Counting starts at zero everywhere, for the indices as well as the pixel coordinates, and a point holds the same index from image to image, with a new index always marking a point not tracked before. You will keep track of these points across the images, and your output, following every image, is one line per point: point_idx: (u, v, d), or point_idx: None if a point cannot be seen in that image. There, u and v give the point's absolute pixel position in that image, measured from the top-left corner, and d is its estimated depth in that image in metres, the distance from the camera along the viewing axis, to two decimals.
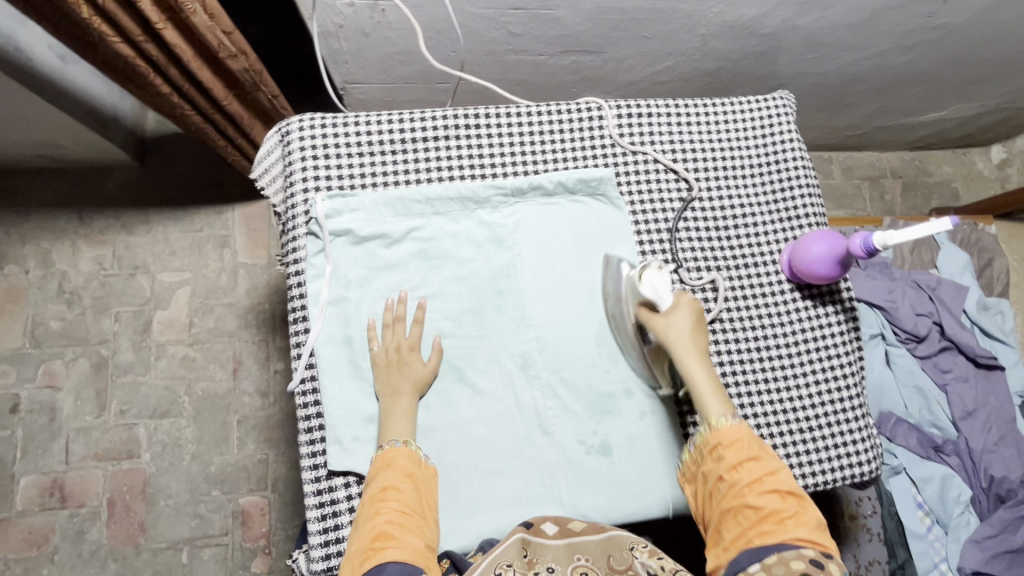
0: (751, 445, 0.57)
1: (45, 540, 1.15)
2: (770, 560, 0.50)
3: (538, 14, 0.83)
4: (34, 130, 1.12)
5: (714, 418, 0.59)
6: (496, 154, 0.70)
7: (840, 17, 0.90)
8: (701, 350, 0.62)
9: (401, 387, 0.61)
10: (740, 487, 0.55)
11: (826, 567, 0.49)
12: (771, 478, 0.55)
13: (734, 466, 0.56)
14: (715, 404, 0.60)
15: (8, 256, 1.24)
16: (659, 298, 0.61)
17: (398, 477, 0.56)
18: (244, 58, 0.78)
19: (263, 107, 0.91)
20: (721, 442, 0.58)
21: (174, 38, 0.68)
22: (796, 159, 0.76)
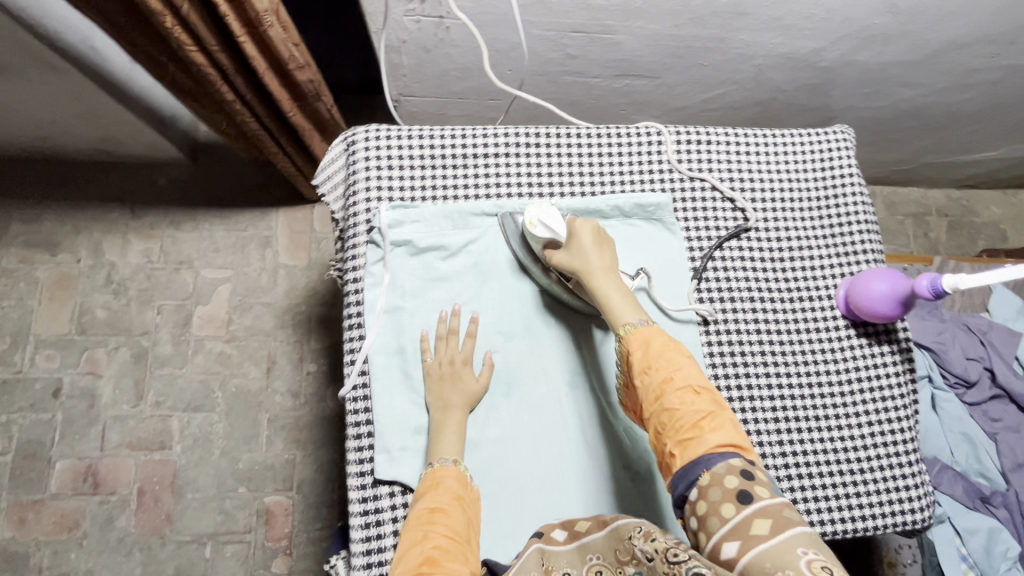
0: (658, 343, 0.55)
1: (74, 525, 1.17)
2: (704, 480, 0.47)
3: (598, 38, 0.84)
4: (98, 125, 1.16)
5: (622, 328, 0.58)
6: (553, 174, 0.71)
7: (899, 53, 0.90)
8: (606, 265, 0.62)
9: (452, 400, 0.62)
10: (654, 394, 0.53)
11: (754, 473, 0.47)
12: (681, 377, 0.53)
13: (643, 372, 0.55)
14: (625, 311, 0.59)
15: (61, 244, 1.28)
16: (553, 232, 0.63)
17: (446, 499, 0.54)
18: (310, 70, 0.80)
19: (322, 117, 0.92)
20: (630, 350, 0.56)
21: (250, 51, 0.70)
22: (856, 193, 0.75)
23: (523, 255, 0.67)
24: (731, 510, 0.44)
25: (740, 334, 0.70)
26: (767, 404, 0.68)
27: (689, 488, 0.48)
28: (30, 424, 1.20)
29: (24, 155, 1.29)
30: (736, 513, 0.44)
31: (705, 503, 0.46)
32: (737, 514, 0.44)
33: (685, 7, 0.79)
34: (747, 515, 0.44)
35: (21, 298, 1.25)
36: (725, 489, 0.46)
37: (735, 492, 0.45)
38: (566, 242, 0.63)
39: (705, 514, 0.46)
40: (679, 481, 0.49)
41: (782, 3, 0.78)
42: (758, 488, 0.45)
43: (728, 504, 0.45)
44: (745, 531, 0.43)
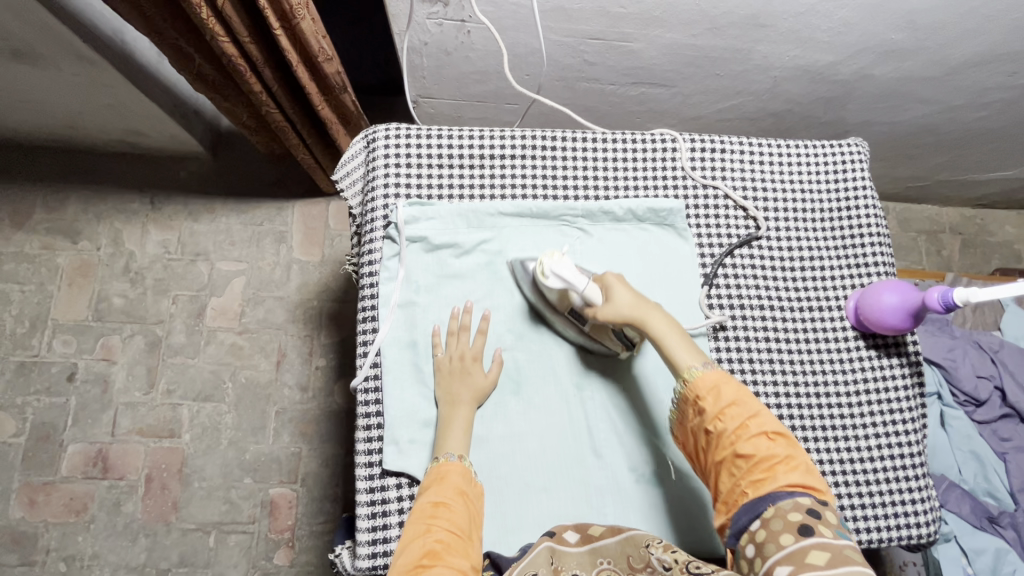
0: (730, 387, 0.56)
1: (83, 508, 1.19)
2: (768, 513, 0.49)
3: (617, 46, 0.85)
4: (124, 117, 1.19)
5: (687, 372, 0.58)
6: (568, 177, 0.72)
7: (916, 69, 0.90)
8: (649, 304, 0.62)
9: (461, 395, 0.63)
10: (727, 437, 0.54)
11: (822, 512, 0.48)
12: (755, 422, 0.54)
13: (716, 417, 0.55)
14: (687, 355, 0.59)
15: (83, 232, 1.31)
16: (570, 286, 0.62)
17: (449, 494, 0.54)
18: (337, 63, 0.81)
19: (346, 110, 0.93)
20: (699, 395, 0.56)
21: (282, 44, 0.73)
22: (869, 205, 0.76)
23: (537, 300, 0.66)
24: (791, 540, 0.46)
25: (749, 341, 0.70)
26: (773, 412, 0.68)
27: (752, 520, 0.50)
28: (45, 407, 1.23)
29: (51, 144, 1.32)
30: (794, 543, 0.46)
31: (765, 532, 0.48)
32: (795, 543, 0.46)
33: (705, 17, 0.80)
34: (807, 546, 0.45)
35: (42, 284, 1.28)
36: (788, 522, 0.48)
37: (798, 525, 0.47)
38: (610, 290, 0.62)
39: (763, 541, 0.48)
40: (743, 514, 0.51)
41: (801, 16, 0.79)
42: (824, 526, 0.47)
43: (787, 534, 0.47)
44: (800, 559, 0.45)
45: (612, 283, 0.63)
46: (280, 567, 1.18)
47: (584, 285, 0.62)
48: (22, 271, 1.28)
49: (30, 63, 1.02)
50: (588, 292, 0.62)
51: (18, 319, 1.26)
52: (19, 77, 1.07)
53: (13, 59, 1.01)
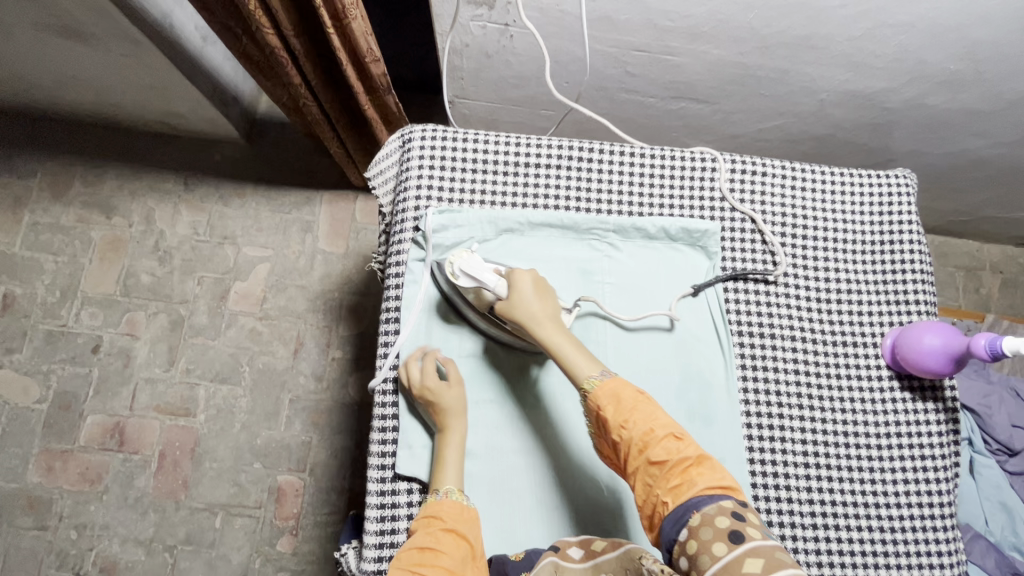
0: (628, 391, 0.55)
1: (97, 478, 1.21)
2: (694, 521, 0.46)
3: (661, 59, 0.84)
4: (165, 99, 1.22)
5: (586, 382, 0.56)
6: (603, 190, 0.71)
7: (973, 101, 0.86)
8: (550, 313, 0.60)
9: (448, 420, 0.61)
10: (636, 444, 0.51)
11: (745, 515, 0.46)
12: (659, 424, 0.52)
13: (620, 426, 0.53)
14: (584, 366, 0.57)
15: (117, 208, 1.33)
16: (479, 282, 0.61)
17: (437, 536, 0.52)
18: (383, 66, 0.81)
19: (390, 111, 0.93)
20: (600, 404, 0.54)
21: (334, 43, 0.73)
22: (914, 240, 0.73)
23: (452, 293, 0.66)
24: (723, 549, 0.43)
25: (777, 372, 0.68)
26: (798, 448, 0.66)
27: (681, 531, 0.47)
28: (68, 376, 1.25)
29: (94, 120, 1.35)
30: (727, 552, 0.43)
31: (696, 542, 0.45)
32: (729, 553, 0.43)
33: (754, 36, 0.77)
34: (740, 554, 0.42)
35: (74, 256, 1.31)
36: (717, 530, 0.45)
37: (727, 532, 0.44)
38: (509, 292, 0.61)
39: (697, 553, 0.44)
40: (670, 528, 0.47)
41: (857, 40, 0.76)
42: (749, 528, 0.45)
43: (719, 544, 0.44)
44: (736, 568, 0.42)
45: (523, 279, 0.61)
46: (282, 554, 1.18)
47: (492, 281, 0.62)
48: (56, 243, 1.31)
49: (80, 41, 1.04)
50: (499, 289, 0.62)
51: (49, 289, 1.29)
52: (69, 54, 1.09)
53: (64, 36, 1.03)
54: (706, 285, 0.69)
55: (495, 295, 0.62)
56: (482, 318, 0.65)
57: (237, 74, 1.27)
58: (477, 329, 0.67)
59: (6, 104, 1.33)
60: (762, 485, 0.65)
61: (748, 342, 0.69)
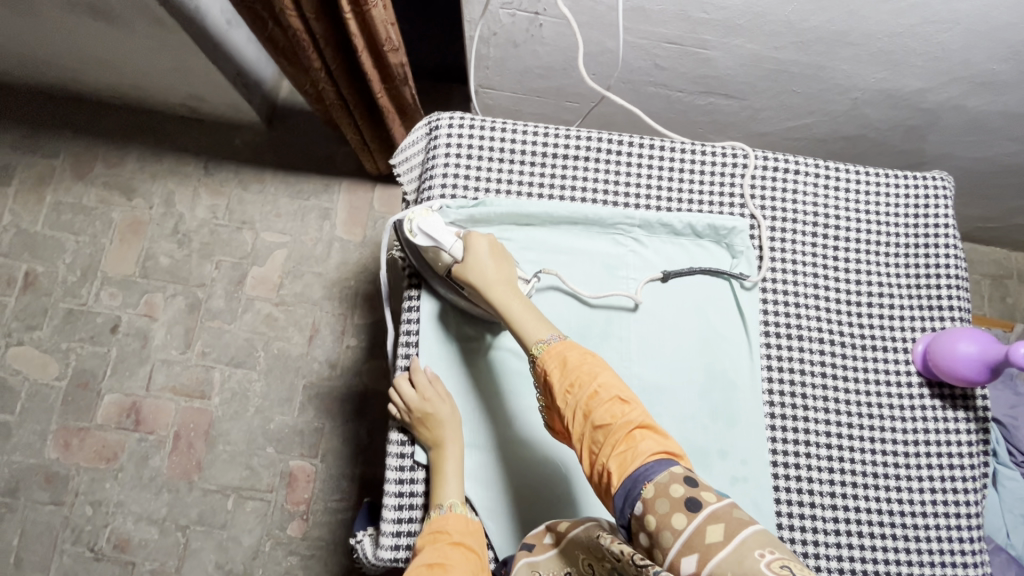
0: (573, 352, 0.54)
1: (113, 457, 1.22)
2: (648, 493, 0.45)
3: (693, 52, 0.82)
4: (187, 82, 1.22)
5: (535, 347, 0.56)
6: (630, 183, 0.70)
7: (1014, 104, 0.84)
8: (503, 278, 0.61)
9: (447, 435, 0.61)
10: (582, 412, 0.51)
11: (696, 477, 0.45)
12: (603, 388, 0.51)
13: (566, 394, 0.52)
14: (535, 330, 0.57)
15: (137, 190, 1.34)
16: (437, 241, 0.62)
17: (444, 551, 0.52)
18: (402, 56, 0.80)
19: (406, 102, 0.92)
20: (548, 369, 0.54)
21: (353, 30, 0.72)
22: (949, 245, 0.71)
23: (419, 261, 0.67)
24: (682, 520, 0.42)
25: (804, 374, 0.67)
26: (822, 452, 0.65)
27: (636, 505, 0.45)
28: (87, 354, 1.27)
29: (117, 100, 1.36)
30: (687, 523, 0.42)
31: (654, 518, 0.44)
32: (689, 525, 0.42)
33: (791, 30, 0.75)
34: (698, 523, 0.42)
35: (95, 236, 1.32)
36: (673, 499, 0.44)
37: (682, 501, 0.43)
38: (464, 254, 0.62)
39: (657, 529, 0.43)
40: (620, 498, 0.46)
41: (898, 37, 0.74)
42: (703, 491, 0.44)
43: (677, 515, 0.43)
44: (700, 541, 0.41)
45: (480, 243, 0.62)
46: (292, 539, 1.19)
47: (451, 242, 0.62)
48: (78, 223, 1.32)
49: (107, 21, 1.04)
50: (456, 250, 0.63)
51: (70, 268, 1.30)
52: (95, 34, 1.09)
53: (91, 16, 1.03)
54: (676, 275, 0.68)
55: (452, 257, 0.63)
56: (439, 278, 0.66)
57: (260, 59, 1.27)
58: (438, 295, 0.68)
59: (32, 82, 1.34)
60: (785, 488, 0.64)
61: (775, 342, 0.67)
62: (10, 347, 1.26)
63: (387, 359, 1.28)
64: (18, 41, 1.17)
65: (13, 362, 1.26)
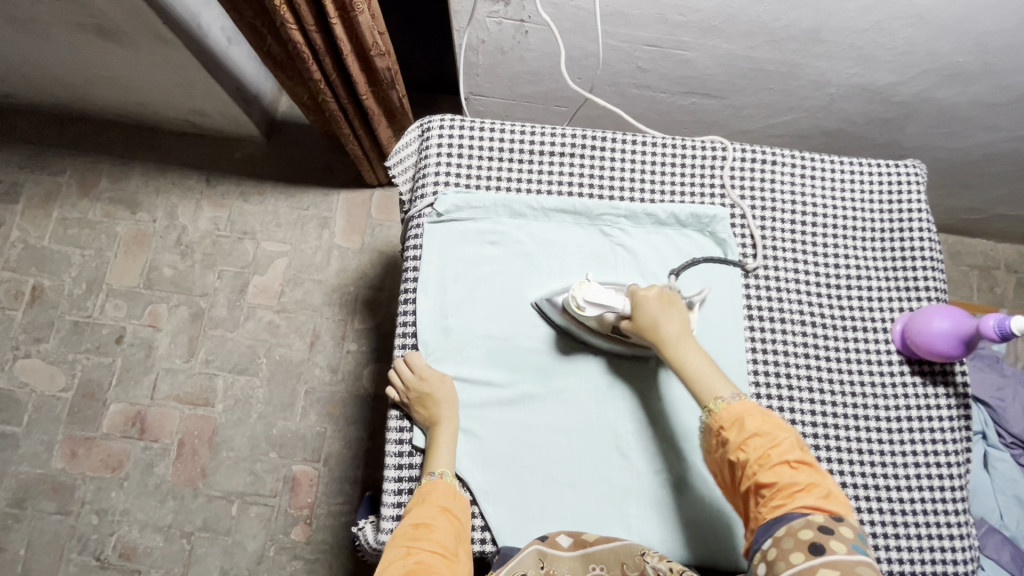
0: (755, 419, 0.54)
1: (119, 465, 1.24)
2: (780, 532, 0.49)
3: (672, 53, 0.86)
4: (189, 98, 1.26)
5: (713, 402, 0.57)
6: (614, 177, 0.73)
7: (982, 94, 0.87)
8: (683, 329, 0.61)
9: (442, 413, 0.64)
10: (749, 466, 0.52)
11: (837, 528, 0.48)
12: (777, 450, 0.52)
13: (737, 447, 0.54)
14: (714, 384, 0.58)
15: (142, 204, 1.38)
16: (607, 307, 0.63)
17: (431, 512, 0.56)
18: (390, 58, 0.85)
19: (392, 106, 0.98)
20: (722, 426, 0.55)
21: (339, 31, 0.77)
22: (922, 230, 0.73)
23: (567, 325, 0.66)
24: (801, 559, 0.47)
25: (788, 357, 0.69)
26: (808, 431, 0.67)
27: (766, 539, 0.50)
28: (92, 365, 1.29)
29: (121, 119, 1.40)
30: (805, 562, 0.46)
31: (774, 549, 0.48)
32: (806, 562, 0.46)
33: (763, 29, 0.79)
34: (817, 564, 0.46)
35: (100, 250, 1.35)
36: (799, 540, 0.48)
37: (808, 543, 0.47)
38: (637, 310, 0.62)
39: (774, 558, 0.48)
40: (760, 536, 0.50)
41: (865, 32, 0.78)
42: (836, 541, 0.47)
43: (798, 552, 0.47)
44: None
45: (648, 297, 0.62)
46: (296, 543, 1.20)
47: (620, 303, 0.63)
48: (83, 237, 1.35)
49: (112, 40, 1.08)
50: (626, 309, 0.63)
51: (76, 280, 1.33)
52: (101, 53, 1.14)
53: (97, 36, 1.08)
54: (684, 270, 0.70)
55: (620, 315, 0.63)
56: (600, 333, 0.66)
57: (259, 75, 1.32)
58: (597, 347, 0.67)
59: (39, 103, 1.38)
60: None
61: (759, 327, 0.70)
62: (18, 360, 1.29)
63: (388, 362, 1.30)
64: (27, 63, 1.22)
65: (20, 375, 1.28)
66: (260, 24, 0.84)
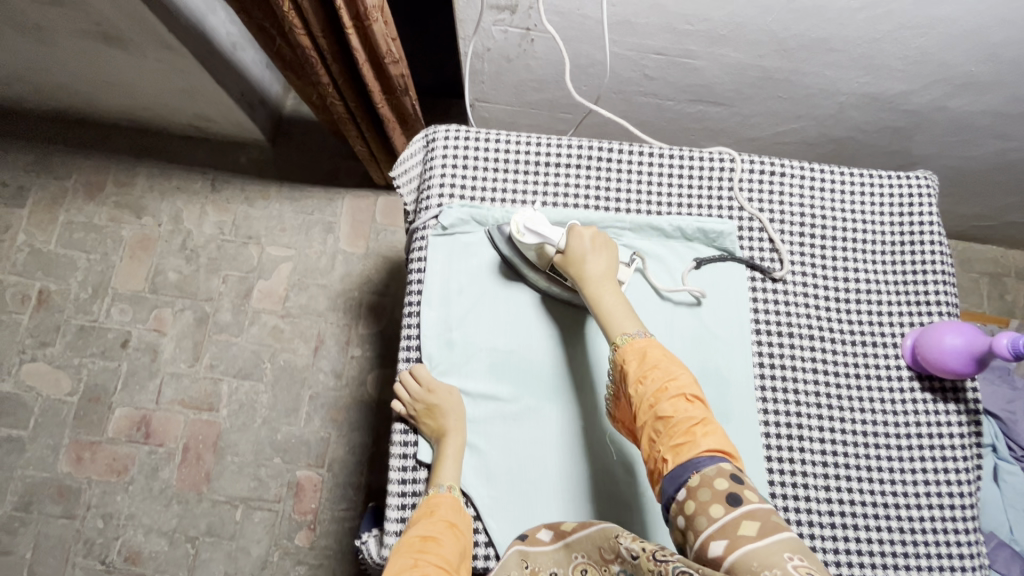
0: (653, 353, 0.55)
1: (124, 469, 1.24)
2: (693, 481, 0.47)
3: (680, 62, 0.85)
4: (194, 103, 1.26)
5: (620, 337, 0.58)
6: (620, 190, 0.73)
7: (996, 103, 0.86)
8: (607, 271, 0.63)
9: (448, 425, 0.63)
10: (648, 401, 0.52)
11: (745, 478, 0.47)
12: (674, 383, 0.52)
13: (638, 381, 0.54)
14: (625, 323, 0.59)
15: (147, 208, 1.38)
16: (544, 238, 0.64)
17: (438, 527, 0.56)
18: (404, 65, 0.85)
19: (406, 113, 0.97)
20: (625, 360, 0.56)
21: (353, 41, 0.77)
22: (933, 244, 0.72)
23: (511, 255, 0.68)
24: (720, 511, 0.44)
25: (796, 372, 0.68)
26: (816, 448, 0.66)
27: (678, 489, 0.48)
28: (98, 369, 1.30)
29: (127, 123, 1.41)
30: (725, 514, 0.44)
31: (693, 503, 0.46)
32: (726, 514, 0.44)
33: (773, 38, 0.78)
34: (736, 516, 0.44)
35: (106, 254, 1.35)
36: (715, 491, 0.46)
37: (725, 494, 0.45)
38: (570, 242, 0.63)
39: (694, 513, 0.45)
40: (668, 484, 0.48)
41: (877, 42, 0.77)
42: (748, 491, 0.46)
43: (717, 505, 0.45)
44: (733, 531, 0.43)
45: (583, 234, 0.64)
46: (300, 548, 1.20)
47: (556, 237, 0.64)
48: (89, 241, 1.36)
49: (118, 46, 1.08)
50: (560, 245, 0.64)
51: (82, 285, 1.34)
52: (106, 59, 1.14)
53: (102, 42, 1.08)
54: (709, 261, 0.70)
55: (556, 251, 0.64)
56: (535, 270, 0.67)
57: (264, 80, 1.31)
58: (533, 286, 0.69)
59: (47, 108, 1.39)
60: (780, 482, 0.65)
61: (766, 341, 0.69)
62: (24, 364, 1.29)
63: (393, 368, 1.30)
64: (33, 68, 1.22)
65: (26, 379, 1.29)
66: (269, 29, 0.84)
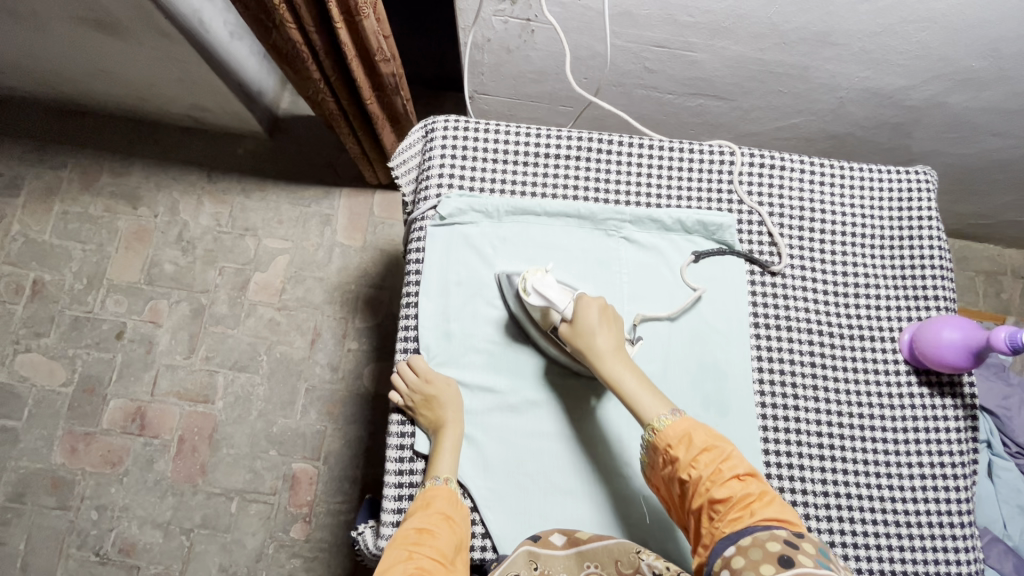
0: (700, 433, 0.55)
1: (118, 461, 1.24)
2: (745, 542, 0.47)
3: (680, 55, 0.85)
4: (190, 93, 1.25)
5: (653, 421, 0.57)
6: (620, 182, 0.72)
7: (995, 99, 0.86)
8: (617, 346, 0.61)
9: (446, 416, 0.63)
10: (702, 482, 0.52)
11: (800, 543, 0.47)
12: (728, 464, 0.53)
13: (690, 462, 0.54)
14: (651, 405, 0.58)
15: (143, 199, 1.37)
16: (550, 302, 0.62)
17: (434, 519, 0.56)
18: (394, 64, 0.85)
19: (396, 111, 0.97)
20: (670, 442, 0.55)
21: (343, 37, 0.76)
22: (931, 239, 0.72)
23: (516, 310, 0.66)
24: (771, 570, 0.45)
25: (794, 365, 0.68)
26: (813, 441, 0.66)
27: (728, 548, 0.48)
28: (92, 360, 1.29)
29: (123, 113, 1.40)
30: (776, 573, 0.44)
31: (742, 559, 0.46)
32: (777, 573, 0.44)
33: (774, 31, 0.78)
34: (787, 574, 0.44)
35: (101, 245, 1.34)
36: (767, 552, 0.46)
37: (777, 555, 0.46)
38: (579, 316, 0.61)
39: (741, 568, 0.46)
40: (720, 549, 0.49)
41: (878, 36, 0.76)
42: (803, 555, 0.46)
43: (768, 564, 0.45)
44: None
45: (590, 306, 0.62)
46: (295, 541, 1.20)
47: (563, 303, 0.62)
48: (84, 231, 1.35)
49: (114, 34, 1.07)
50: (568, 312, 0.62)
51: (76, 275, 1.33)
52: (102, 48, 1.13)
53: (98, 29, 1.07)
54: (708, 254, 0.70)
55: (563, 317, 0.62)
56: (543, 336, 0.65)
57: (262, 70, 1.30)
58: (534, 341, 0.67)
59: (41, 96, 1.37)
60: (777, 474, 0.65)
61: (765, 334, 0.69)
62: (17, 354, 1.28)
63: (389, 361, 1.30)
64: (28, 55, 1.20)
65: (20, 369, 1.28)
66: (261, 21, 0.83)
